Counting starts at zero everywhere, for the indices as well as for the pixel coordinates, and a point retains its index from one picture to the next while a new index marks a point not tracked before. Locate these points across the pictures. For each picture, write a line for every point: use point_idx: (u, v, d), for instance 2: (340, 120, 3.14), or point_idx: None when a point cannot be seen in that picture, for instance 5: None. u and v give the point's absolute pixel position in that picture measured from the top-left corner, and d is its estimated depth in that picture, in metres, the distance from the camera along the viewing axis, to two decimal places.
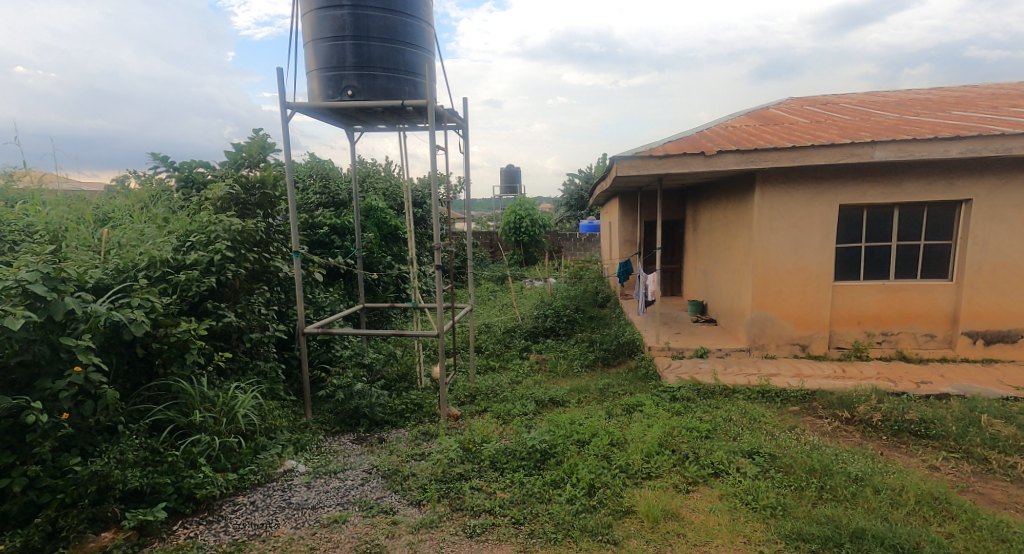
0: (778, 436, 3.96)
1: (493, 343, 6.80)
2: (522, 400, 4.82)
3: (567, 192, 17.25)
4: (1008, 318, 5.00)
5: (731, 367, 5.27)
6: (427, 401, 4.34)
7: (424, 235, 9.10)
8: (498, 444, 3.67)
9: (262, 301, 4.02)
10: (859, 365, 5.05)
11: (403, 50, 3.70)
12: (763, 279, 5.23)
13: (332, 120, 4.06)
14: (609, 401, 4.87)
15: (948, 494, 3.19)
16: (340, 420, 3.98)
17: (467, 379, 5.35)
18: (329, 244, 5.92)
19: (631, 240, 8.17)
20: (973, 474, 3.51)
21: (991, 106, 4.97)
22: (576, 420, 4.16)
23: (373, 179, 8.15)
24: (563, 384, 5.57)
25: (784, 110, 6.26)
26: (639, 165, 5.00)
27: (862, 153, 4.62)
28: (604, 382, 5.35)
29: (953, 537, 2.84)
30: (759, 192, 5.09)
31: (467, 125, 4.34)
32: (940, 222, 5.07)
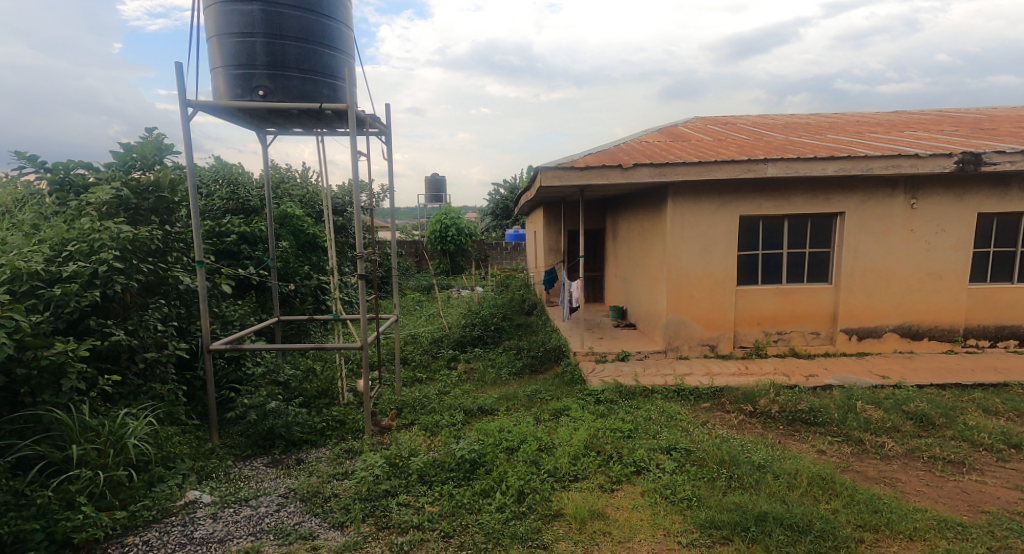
0: (692, 432, 4.26)
1: (420, 354, 6.76)
2: (450, 410, 4.83)
3: (492, 201, 17.45)
4: (876, 316, 5.64)
5: (650, 368, 5.58)
6: (349, 417, 4.25)
7: (345, 244, 8.86)
8: (426, 456, 3.67)
9: (159, 316, 3.77)
10: (759, 362, 5.53)
11: (319, 51, 3.64)
12: (676, 284, 5.60)
13: (241, 121, 3.92)
14: (537, 407, 5.00)
15: (834, 474, 3.59)
16: (253, 443, 3.80)
17: (393, 391, 5.27)
18: (239, 254, 5.59)
19: (555, 249, 8.40)
20: (853, 455, 3.96)
21: (857, 131, 5.66)
22: (505, 428, 4.23)
23: (289, 186, 7.83)
24: (491, 392, 5.64)
25: (690, 128, 6.75)
26: (561, 176, 5.20)
27: (757, 169, 5.09)
28: (532, 389, 5.48)
29: (838, 512, 3.20)
30: (670, 204, 5.47)
31: (390, 131, 4.34)
32: (822, 232, 5.67)
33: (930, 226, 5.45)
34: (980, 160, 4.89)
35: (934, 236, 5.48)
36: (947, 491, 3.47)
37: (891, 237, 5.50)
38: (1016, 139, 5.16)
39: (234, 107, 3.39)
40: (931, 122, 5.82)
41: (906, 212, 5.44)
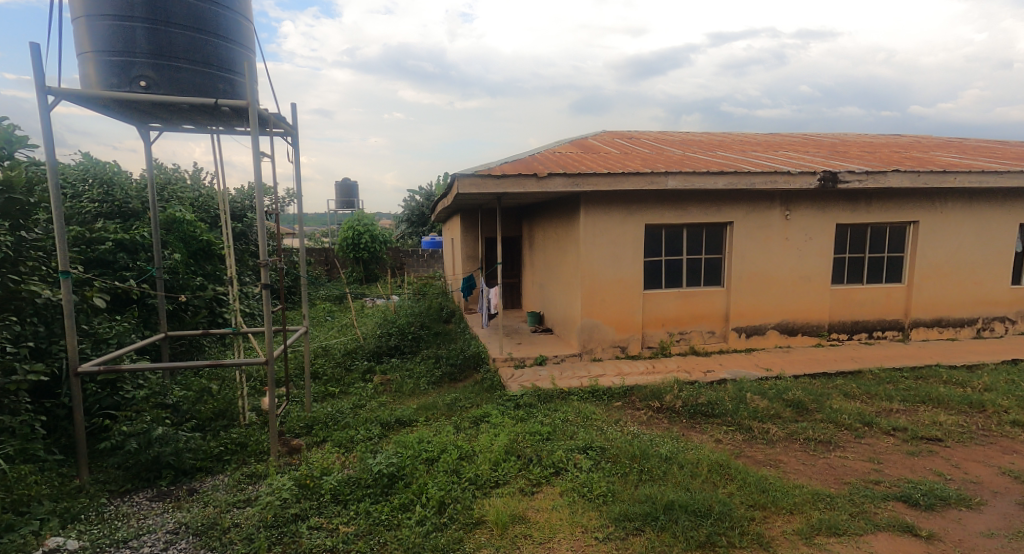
0: (607, 430, 4.48)
1: (332, 367, 6.55)
2: (366, 424, 4.73)
3: (407, 208, 17.23)
4: (761, 315, 6.24)
5: (566, 371, 5.79)
6: (252, 439, 4.07)
7: (245, 251, 8.36)
8: (340, 474, 3.58)
9: (10, 333, 3.34)
10: (664, 361, 5.93)
11: (213, 42, 3.46)
12: (589, 289, 5.87)
13: (119, 114, 3.62)
14: (457, 415, 5.03)
15: (729, 460, 3.94)
16: (133, 476, 3.49)
17: (302, 408, 5.07)
18: (114, 264, 5.04)
19: (472, 256, 8.46)
20: (745, 442, 4.37)
21: (743, 149, 6.28)
22: (424, 438, 4.22)
23: (178, 188, 7.20)
24: (409, 403, 5.59)
25: (599, 141, 7.12)
26: (478, 184, 5.29)
27: (659, 181, 5.48)
28: (451, 397, 5.50)
29: (733, 495, 3.52)
30: (583, 213, 5.73)
31: (297, 132, 4.21)
32: (716, 239, 6.19)
33: (801, 234, 6.11)
34: (836, 179, 5.57)
35: (804, 243, 6.14)
36: (819, 468, 3.95)
37: (773, 244, 6.11)
38: (864, 162, 5.95)
39: (110, 98, 3.14)
40: (801, 142, 6.59)
41: (782, 222, 6.06)
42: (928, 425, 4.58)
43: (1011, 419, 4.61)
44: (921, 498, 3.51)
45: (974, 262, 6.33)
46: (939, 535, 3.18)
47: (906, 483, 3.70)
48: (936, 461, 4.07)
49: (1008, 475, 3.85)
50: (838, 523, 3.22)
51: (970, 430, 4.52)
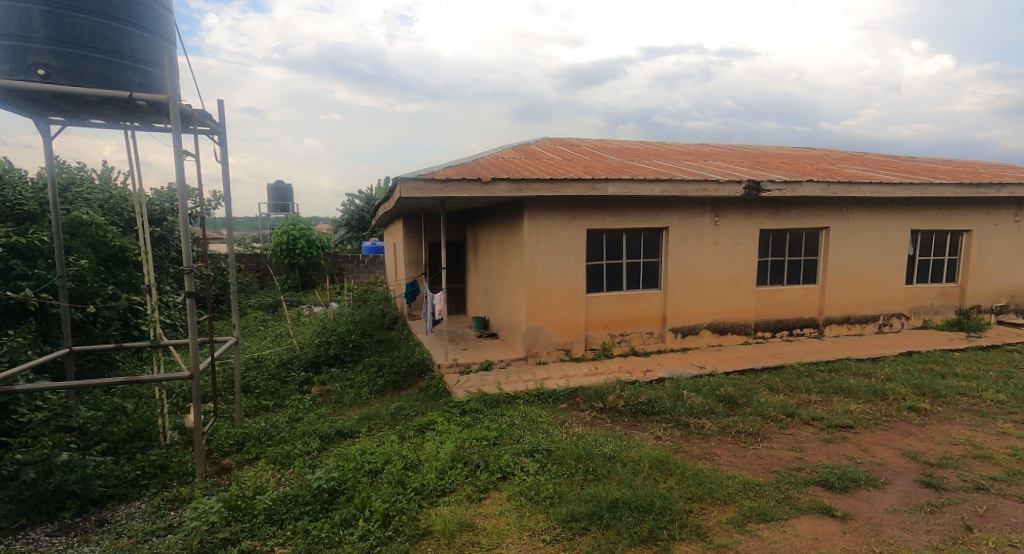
0: (552, 432, 4.56)
1: (266, 380, 6.30)
2: (304, 438, 4.59)
3: (346, 212, 16.81)
4: (695, 316, 6.54)
5: (512, 376, 5.84)
6: (173, 460, 3.88)
7: (165, 258, 7.87)
8: (275, 493, 3.46)
9: None
10: (606, 362, 6.10)
11: (125, 30, 3.27)
12: (533, 293, 5.96)
13: (13, 105, 3.31)
14: (401, 424, 4.97)
15: (669, 456, 4.11)
16: (30, 509, 3.19)
17: (232, 424, 4.86)
18: (8, 273, 4.48)
19: (416, 261, 8.37)
20: (682, 437, 4.57)
21: (677, 158, 6.59)
22: (367, 449, 4.14)
23: (85, 189, 6.56)
24: (350, 413, 5.48)
25: (542, 147, 7.25)
26: (421, 188, 5.26)
27: (600, 188, 5.65)
28: (395, 406, 5.43)
29: (673, 489, 3.68)
30: (526, 218, 5.81)
31: (224, 130, 4.02)
32: (654, 244, 6.44)
33: (730, 239, 6.46)
34: (760, 188, 5.94)
35: (732, 247, 6.50)
36: (749, 458, 4.20)
37: (706, 248, 6.42)
38: (784, 172, 6.38)
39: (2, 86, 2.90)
40: (729, 152, 7.00)
41: (712, 227, 6.39)
42: (841, 414, 4.98)
43: (910, 406, 5.09)
44: (836, 481, 3.81)
45: (879, 263, 6.88)
46: (852, 514, 3.46)
47: (824, 469, 4.00)
48: (848, 446, 4.44)
49: (908, 456, 4.25)
50: (767, 510, 3.44)
51: (877, 417, 4.96)
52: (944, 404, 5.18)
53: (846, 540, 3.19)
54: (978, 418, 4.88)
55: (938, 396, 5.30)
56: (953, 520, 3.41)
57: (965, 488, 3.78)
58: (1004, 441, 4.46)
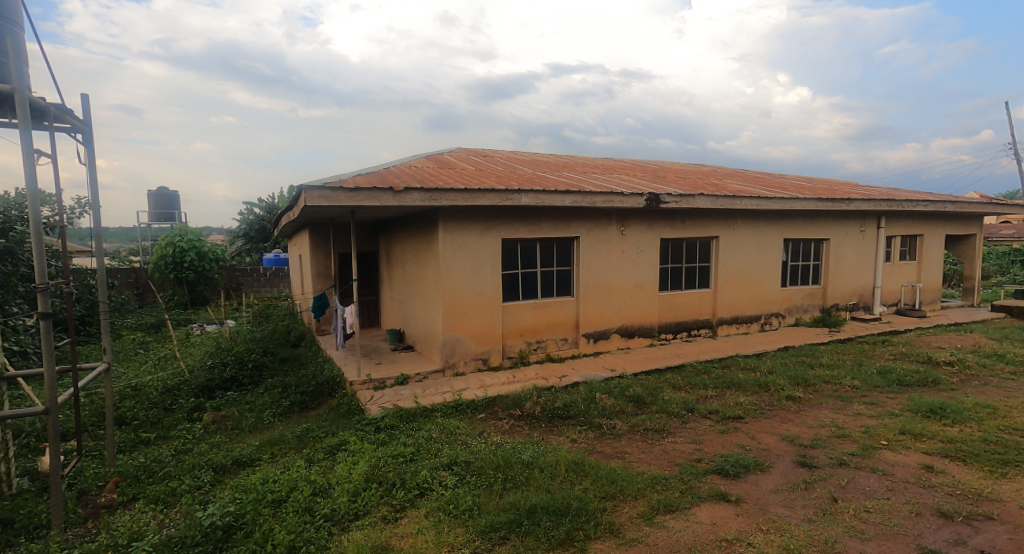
0: (471, 443, 4.55)
1: (147, 409, 5.70)
2: (194, 471, 4.24)
3: (245, 222, 15.68)
4: (606, 321, 6.85)
5: (429, 388, 5.76)
6: (24, 511, 3.42)
7: (13, 274, 6.83)
8: (157, 537, 3.13)
9: None
10: (523, 370, 6.20)
11: None
12: (450, 304, 5.94)
13: None
14: (308, 447, 4.73)
15: (584, 458, 4.27)
16: None
17: (101, 464, 4.34)
18: None
19: (324, 273, 8.00)
20: (595, 438, 4.77)
21: (585, 171, 6.91)
22: (269, 478, 3.91)
23: None
24: (250, 440, 5.11)
25: (455, 157, 7.26)
26: (329, 197, 5.07)
27: (514, 198, 5.78)
28: (302, 428, 5.17)
29: (588, 489, 3.82)
30: (441, 228, 5.79)
31: (91, 129, 3.63)
32: (566, 253, 6.68)
33: (635, 247, 6.87)
34: (660, 200, 6.38)
35: (637, 255, 6.90)
36: (655, 454, 4.48)
37: (614, 256, 6.77)
38: (680, 186, 6.91)
39: None
40: (632, 166, 7.46)
41: (618, 237, 6.75)
42: (732, 406, 5.46)
43: (788, 394, 5.72)
44: (730, 468, 4.18)
45: (761, 269, 7.66)
46: (744, 497, 3.81)
47: (719, 457, 4.37)
48: (739, 436, 4.87)
49: (787, 441, 4.76)
50: (672, 501, 3.68)
51: (761, 407, 5.50)
52: (813, 391, 5.87)
53: (739, 522, 3.50)
54: (840, 402, 5.60)
55: (809, 385, 5.99)
56: (823, 493, 3.87)
57: (832, 464, 4.31)
58: (861, 421, 5.15)
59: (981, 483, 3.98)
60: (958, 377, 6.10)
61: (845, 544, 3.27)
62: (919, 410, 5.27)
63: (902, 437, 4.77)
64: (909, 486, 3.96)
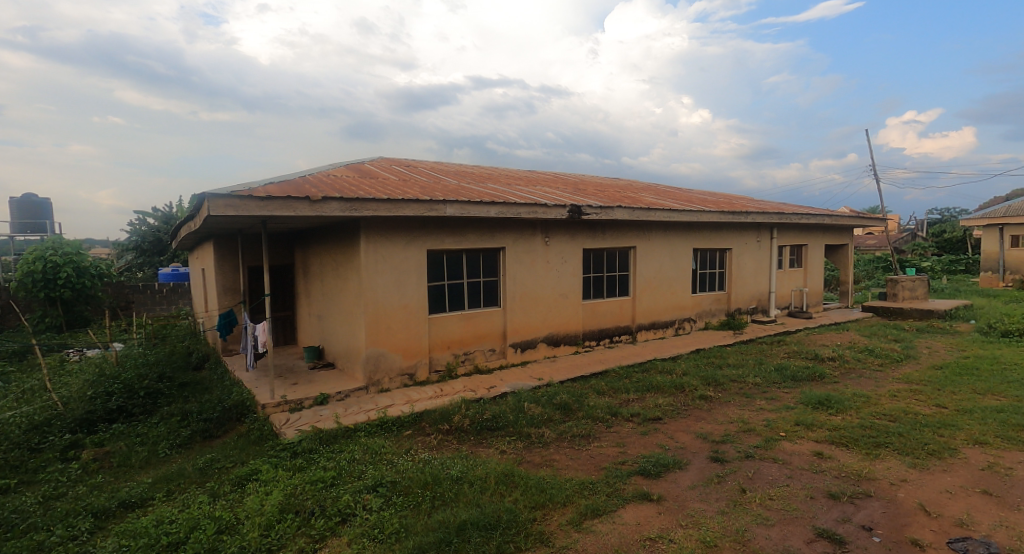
0: (397, 462, 4.38)
1: (8, 451, 4.89)
2: (68, 520, 3.70)
3: (137, 234, 14.20)
4: (532, 330, 6.93)
5: (351, 407, 5.48)
6: None
7: None
8: None
9: None
10: (451, 383, 6.10)
11: None
12: (373, 318, 5.72)
13: None
14: (212, 481, 4.31)
15: (513, 469, 4.27)
16: None
17: None
18: None
19: (231, 288, 7.39)
20: (524, 448, 4.79)
21: (509, 183, 6.99)
22: (163, 520, 3.53)
23: None
24: (141, 477, 4.56)
25: (377, 167, 7.06)
26: (236, 206, 4.72)
27: (438, 209, 5.71)
28: (205, 459, 4.71)
29: (517, 500, 3.83)
30: (363, 239, 5.58)
31: None
32: (492, 264, 6.69)
33: (558, 258, 7.04)
34: (580, 212, 6.61)
35: (561, 266, 7.08)
36: (582, 459, 4.59)
37: (538, 266, 6.89)
38: (599, 199, 7.21)
39: None
40: (553, 179, 7.67)
41: (542, 248, 6.89)
42: (652, 408, 5.74)
43: (700, 394, 6.11)
44: (651, 468, 4.37)
45: (673, 277, 8.16)
46: (664, 495, 4.00)
47: (641, 458, 4.56)
48: (659, 436, 5.12)
49: (701, 438, 5.08)
50: (599, 505, 3.78)
51: (678, 407, 5.84)
52: (722, 390, 6.33)
53: (660, 519, 3.67)
54: (745, 399, 6.08)
55: (718, 384, 6.45)
56: (733, 486, 4.16)
57: (740, 457, 4.65)
58: (762, 415, 5.62)
59: (861, 464, 4.48)
60: (839, 371, 6.86)
61: (754, 531, 3.53)
62: (810, 402, 5.85)
63: (797, 428, 5.26)
64: (804, 472, 4.37)
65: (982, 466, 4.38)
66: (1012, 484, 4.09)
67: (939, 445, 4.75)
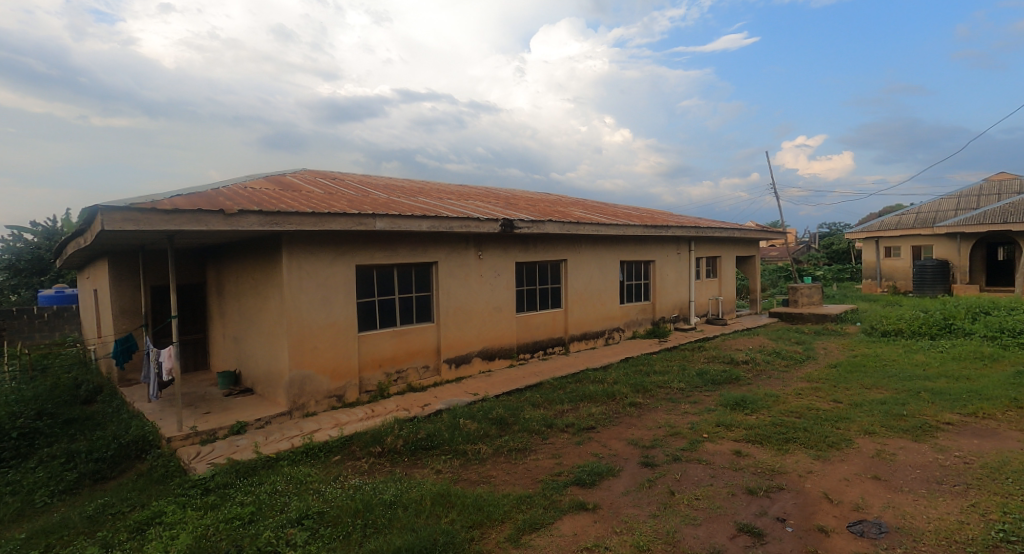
0: (325, 490, 4.11)
1: None
2: None
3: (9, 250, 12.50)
4: (466, 345, 6.85)
5: (272, 435, 5.08)
6: None
7: None
8: None
9: None
10: (383, 403, 5.85)
11: None
12: (297, 338, 5.38)
13: None
14: (105, 528, 3.80)
15: (450, 488, 4.14)
16: None
17: None
18: None
19: (129, 311, 6.66)
20: (461, 466, 4.68)
21: (441, 197, 6.92)
22: None
23: None
24: (12, 533, 3.92)
25: (300, 179, 6.72)
26: (138, 220, 4.27)
27: (367, 223, 5.51)
28: (95, 505, 4.15)
29: (454, 521, 3.72)
30: (285, 254, 5.26)
31: None
32: (425, 278, 6.56)
33: (491, 271, 7.04)
34: (512, 226, 6.67)
35: (494, 279, 7.09)
36: (520, 473, 4.56)
37: (471, 280, 6.84)
38: (530, 213, 7.32)
39: None
40: (484, 194, 7.69)
41: (475, 261, 6.86)
42: (585, 417, 5.83)
43: (630, 401, 6.31)
44: (587, 477, 4.42)
45: (601, 289, 8.43)
46: (599, 503, 4.05)
47: (576, 468, 4.60)
48: (593, 445, 5.21)
49: (632, 444, 5.23)
50: (537, 519, 3.76)
51: (609, 414, 5.99)
52: (650, 396, 6.57)
53: (597, 528, 3.71)
54: (671, 403, 6.35)
55: (647, 390, 6.70)
56: (663, 489, 4.31)
57: (668, 460, 4.84)
58: (687, 418, 5.90)
59: (774, 459, 4.82)
60: (752, 373, 7.38)
61: (683, 531, 3.66)
62: (728, 404, 6.23)
63: (717, 429, 5.57)
64: (725, 470, 4.62)
65: (872, 454, 4.85)
66: (897, 468, 4.56)
67: (838, 437, 5.22)
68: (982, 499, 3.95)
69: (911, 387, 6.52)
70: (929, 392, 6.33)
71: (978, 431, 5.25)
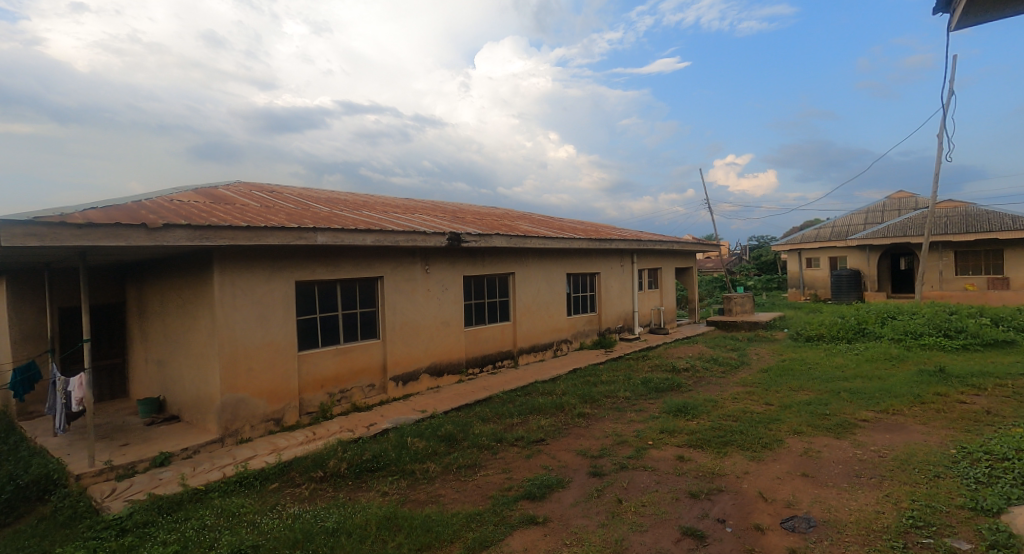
0: (260, 522, 3.85)
1: None
2: None
3: None
4: (413, 361, 6.69)
5: (200, 465, 4.71)
6: None
7: None
8: None
9: None
10: (325, 425, 5.60)
11: None
12: (230, 359, 5.06)
13: None
14: None
15: (397, 511, 4.00)
16: None
17: None
18: None
19: (32, 336, 6.01)
20: (409, 486, 4.55)
21: (385, 211, 6.77)
22: None
23: None
24: None
25: (234, 191, 6.38)
26: (46, 235, 3.88)
27: (307, 237, 5.30)
28: None
29: (402, 544, 3.59)
30: (217, 271, 4.96)
31: None
32: (370, 294, 6.37)
33: (438, 286, 6.95)
34: (458, 239, 6.62)
35: (441, 293, 7.00)
36: (469, 490, 4.48)
37: (417, 295, 6.72)
38: (477, 227, 7.31)
39: None
40: (430, 208, 7.61)
41: (421, 275, 6.75)
42: (535, 430, 5.84)
43: (578, 412, 6.38)
44: (536, 491, 4.41)
45: (548, 301, 8.52)
46: (549, 516, 4.05)
47: (526, 482, 4.59)
48: (542, 457, 5.21)
49: (581, 454, 5.28)
50: (487, 537, 3.70)
51: (558, 426, 6.02)
52: (597, 406, 6.68)
53: (547, 541, 3.69)
54: (618, 412, 6.49)
55: (594, 400, 6.80)
56: (611, 497, 4.37)
57: (615, 469, 4.92)
58: (632, 426, 6.04)
59: (714, 462, 5.02)
60: (692, 380, 7.68)
61: (630, 539, 3.72)
62: (671, 410, 6.44)
63: (661, 435, 5.73)
64: (669, 476, 4.76)
65: (801, 452, 5.16)
66: (822, 464, 4.87)
67: (770, 438, 5.52)
68: (896, 489, 4.29)
69: (833, 388, 7.01)
70: (849, 391, 6.83)
71: (890, 426, 5.71)
